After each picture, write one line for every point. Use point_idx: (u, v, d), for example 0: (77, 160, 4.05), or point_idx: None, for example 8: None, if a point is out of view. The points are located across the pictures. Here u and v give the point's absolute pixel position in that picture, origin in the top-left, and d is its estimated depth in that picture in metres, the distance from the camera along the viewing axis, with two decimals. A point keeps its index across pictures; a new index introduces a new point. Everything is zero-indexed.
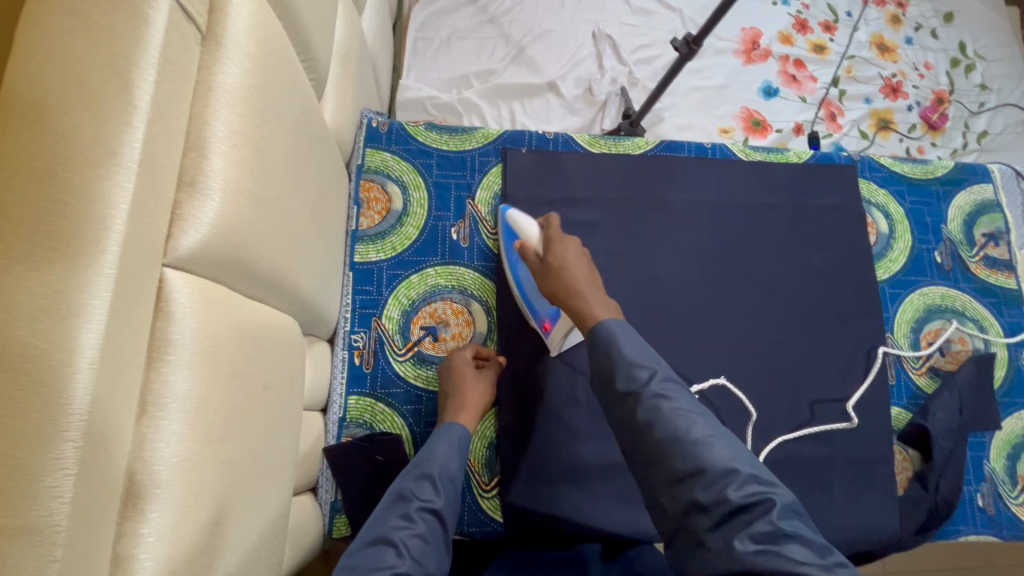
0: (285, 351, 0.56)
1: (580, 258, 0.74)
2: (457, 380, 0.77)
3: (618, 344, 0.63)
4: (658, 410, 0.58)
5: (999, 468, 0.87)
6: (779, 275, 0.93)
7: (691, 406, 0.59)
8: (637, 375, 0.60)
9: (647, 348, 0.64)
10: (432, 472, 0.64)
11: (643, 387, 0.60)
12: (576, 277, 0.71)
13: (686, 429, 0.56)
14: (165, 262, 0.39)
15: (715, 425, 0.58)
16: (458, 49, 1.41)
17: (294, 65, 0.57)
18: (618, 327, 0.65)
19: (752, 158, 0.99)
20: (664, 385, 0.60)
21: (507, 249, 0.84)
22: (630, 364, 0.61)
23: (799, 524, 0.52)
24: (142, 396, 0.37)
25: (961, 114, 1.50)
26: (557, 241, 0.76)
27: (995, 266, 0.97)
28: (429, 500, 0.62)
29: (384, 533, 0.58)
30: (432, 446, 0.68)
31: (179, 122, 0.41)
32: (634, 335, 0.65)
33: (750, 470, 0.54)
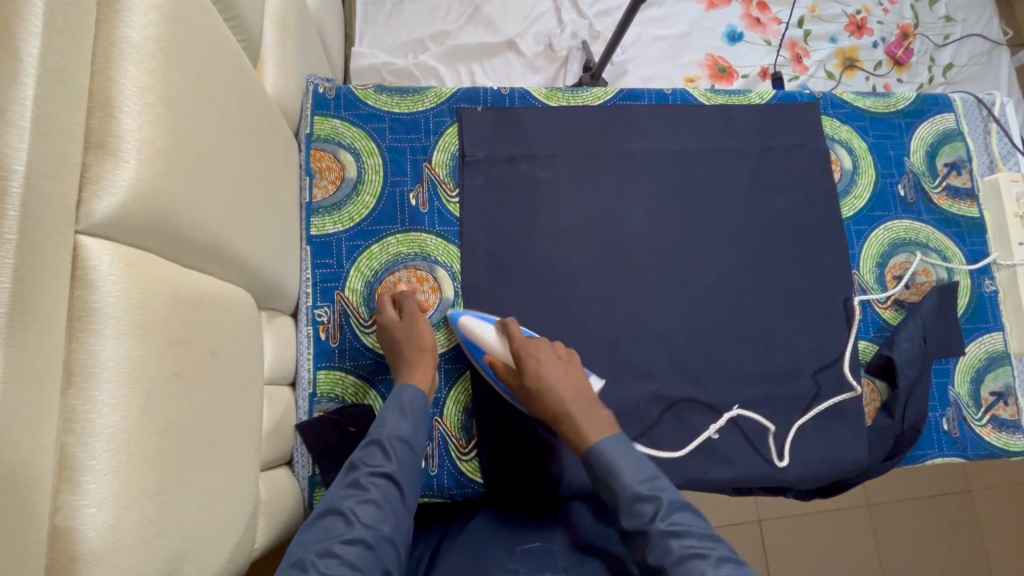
0: (233, 321, 0.54)
1: (557, 367, 0.73)
2: (388, 338, 0.76)
3: (617, 471, 0.65)
4: (668, 551, 0.59)
5: (963, 392, 0.89)
6: (744, 218, 0.92)
7: (704, 542, 0.60)
8: (642, 511, 0.62)
9: (650, 473, 0.66)
10: (381, 437, 0.64)
11: (649, 523, 0.62)
12: (561, 395, 0.71)
13: (699, 572, 0.57)
14: (79, 229, 0.38)
15: (731, 564, 0.58)
16: (411, 11, 1.35)
17: (216, 24, 0.54)
18: (614, 448, 0.67)
19: (714, 102, 0.97)
20: (672, 520, 0.61)
21: (479, 364, 0.79)
22: (633, 497, 0.63)
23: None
24: (66, 367, 0.35)
25: (927, 48, 1.48)
26: (528, 352, 0.74)
27: (957, 196, 0.97)
28: (379, 465, 0.62)
29: (334, 503, 0.59)
30: (384, 410, 0.67)
31: (78, 81, 0.38)
32: (633, 455, 0.67)
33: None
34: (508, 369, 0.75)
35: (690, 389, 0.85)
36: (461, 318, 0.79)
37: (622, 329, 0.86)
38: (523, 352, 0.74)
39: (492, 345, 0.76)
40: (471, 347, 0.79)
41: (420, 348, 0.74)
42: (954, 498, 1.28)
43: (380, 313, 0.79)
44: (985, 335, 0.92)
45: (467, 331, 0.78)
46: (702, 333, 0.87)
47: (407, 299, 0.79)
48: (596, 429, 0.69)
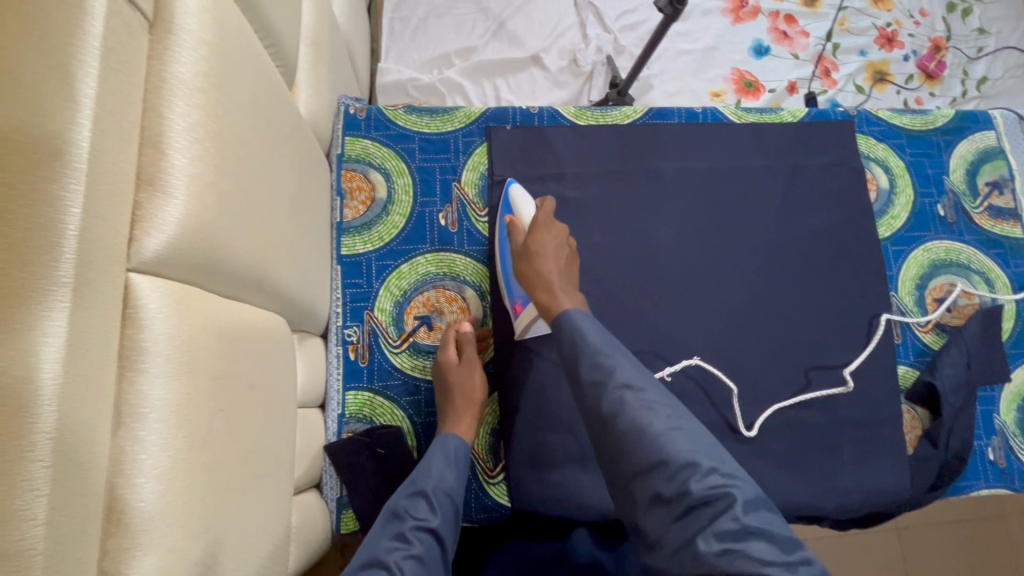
0: (270, 348, 0.54)
1: (561, 249, 0.75)
2: (443, 379, 0.76)
3: (582, 332, 0.65)
4: (621, 401, 0.58)
5: (1009, 420, 0.86)
6: (778, 239, 0.90)
7: (658, 398, 0.59)
8: (601, 366, 0.61)
9: (612, 340, 0.65)
10: (427, 488, 0.64)
11: (606, 378, 0.60)
12: (547, 269, 0.72)
13: (649, 422, 0.56)
14: (130, 267, 0.37)
15: (680, 418, 0.58)
16: (436, 27, 1.36)
17: (257, 54, 0.55)
18: (581, 318, 0.67)
19: (745, 119, 0.96)
20: (629, 376, 0.60)
21: (500, 224, 0.83)
22: (593, 354, 0.63)
23: (767, 518, 0.50)
24: (116, 408, 0.35)
25: (959, 61, 1.45)
26: (544, 224, 0.76)
27: (1000, 216, 0.94)
28: (425, 518, 0.61)
29: (378, 555, 0.57)
30: (429, 460, 0.67)
31: (131, 118, 0.38)
32: (600, 328, 0.66)
33: (712, 462, 0.54)
34: (521, 231, 0.77)
35: (724, 414, 0.83)
36: (513, 185, 0.84)
37: (652, 351, 0.85)
38: (541, 218, 0.76)
39: (522, 213, 0.80)
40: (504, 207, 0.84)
41: (467, 402, 0.74)
42: (987, 522, 1.23)
43: (443, 347, 0.79)
44: None
45: (512, 199, 0.83)
46: (734, 356, 0.85)
47: (472, 343, 0.79)
48: (569, 304, 0.69)
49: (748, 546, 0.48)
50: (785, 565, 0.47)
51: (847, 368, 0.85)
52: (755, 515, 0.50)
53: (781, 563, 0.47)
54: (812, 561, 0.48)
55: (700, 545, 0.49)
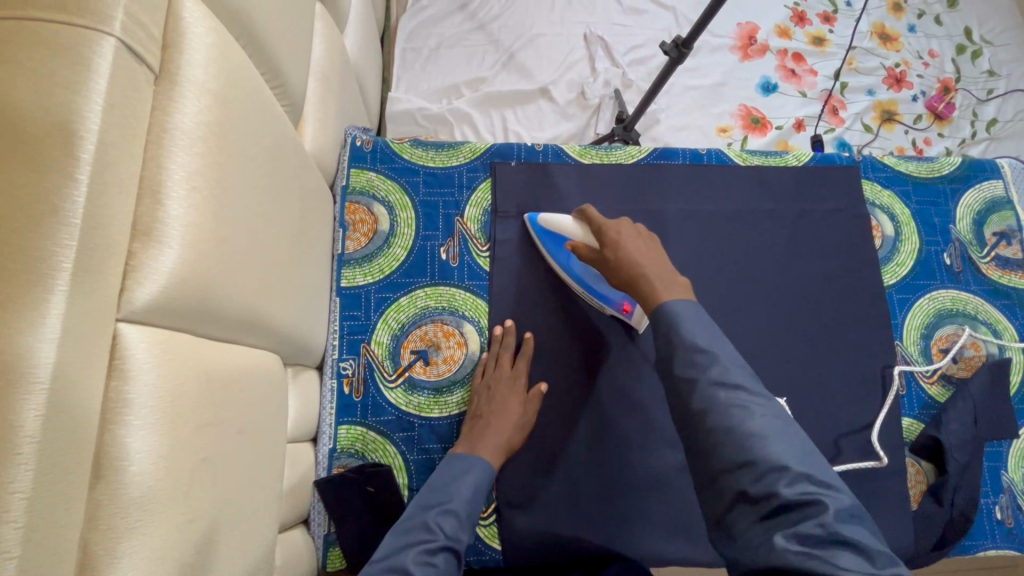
0: (261, 388, 0.54)
1: (641, 241, 0.74)
2: (495, 410, 0.76)
3: (680, 326, 0.63)
4: (714, 397, 0.57)
5: (1018, 478, 0.83)
6: (780, 284, 0.89)
7: (755, 398, 0.58)
8: (698, 361, 0.60)
9: (714, 332, 0.63)
10: (459, 509, 0.67)
11: (702, 373, 0.59)
12: (635, 264, 0.70)
13: (742, 420, 0.55)
14: (119, 317, 0.37)
15: (775, 419, 0.57)
16: (448, 58, 1.39)
17: (263, 97, 0.56)
18: (684, 308, 0.64)
19: (750, 163, 0.95)
20: (728, 373, 0.59)
21: (556, 248, 0.84)
22: (691, 348, 0.61)
23: (858, 530, 0.50)
24: (96, 462, 0.35)
25: (969, 103, 1.45)
26: (608, 226, 0.75)
27: (1008, 266, 0.92)
28: (452, 538, 0.65)
29: (402, 562, 0.60)
30: (464, 479, 0.71)
31: (132, 168, 0.39)
32: (701, 317, 0.64)
33: (802, 467, 0.53)
34: (587, 246, 0.77)
35: None
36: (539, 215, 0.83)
37: (651, 395, 0.83)
38: (605, 223, 0.75)
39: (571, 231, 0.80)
40: (546, 239, 0.85)
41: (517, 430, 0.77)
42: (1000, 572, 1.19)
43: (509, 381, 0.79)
44: None
45: (545, 221, 0.82)
46: None
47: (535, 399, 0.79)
48: (671, 294, 0.67)
49: (832, 553, 0.48)
50: None
51: (870, 433, 0.83)
52: (844, 525, 0.49)
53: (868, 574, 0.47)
54: None
55: (779, 543, 0.49)
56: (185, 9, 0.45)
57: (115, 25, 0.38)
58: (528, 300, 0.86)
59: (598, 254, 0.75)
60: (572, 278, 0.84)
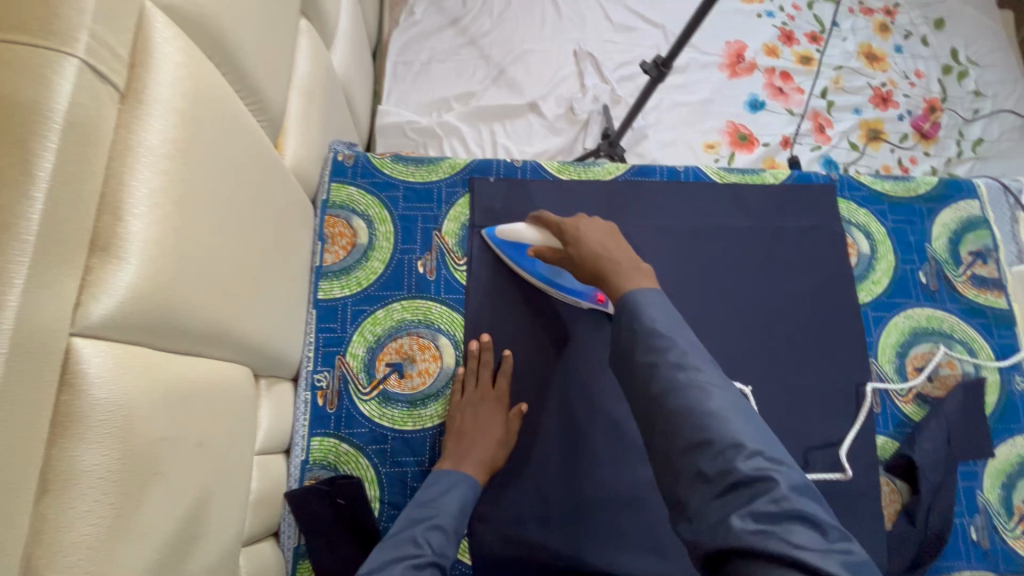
0: (223, 400, 0.54)
1: (603, 234, 0.75)
2: (470, 425, 0.77)
3: (643, 313, 0.63)
4: (674, 379, 0.58)
5: (993, 498, 0.83)
6: (757, 301, 0.90)
7: (712, 378, 0.58)
8: (657, 346, 0.60)
9: (673, 318, 0.63)
10: (445, 524, 0.68)
11: (662, 356, 0.60)
12: (597, 256, 0.72)
13: (700, 400, 0.56)
14: (74, 332, 0.38)
15: (732, 399, 0.57)
16: (438, 72, 1.41)
17: (236, 113, 0.57)
18: (645, 296, 0.65)
19: (727, 180, 0.96)
20: (686, 356, 0.59)
21: (518, 254, 0.86)
22: (650, 334, 0.61)
23: (810, 504, 0.51)
24: (43, 475, 0.35)
25: (955, 122, 1.46)
26: (567, 223, 0.77)
27: (984, 286, 0.93)
28: (438, 552, 0.66)
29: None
30: (449, 494, 0.72)
31: (93, 185, 0.40)
32: (663, 305, 0.65)
33: (758, 445, 0.53)
34: (550, 248, 0.79)
35: None
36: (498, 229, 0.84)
37: (626, 411, 0.83)
38: (563, 222, 0.77)
39: (529, 238, 0.81)
40: (507, 247, 0.86)
41: (494, 443, 0.77)
42: None
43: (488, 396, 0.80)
44: (1016, 437, 0.86)
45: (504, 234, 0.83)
46: None
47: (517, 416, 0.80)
48: (638, 283, 0.67)
49: (785, 528, 0.48)
50: (822, 551, 0.47)
51: (840, 449, 0.83)
52: (798, 499, 0.50)
53: (818, 549, 0.48)
54: (851, 552, 0.49)
55: (735, 521, 0.49)
56: (155, 31, 0.46)
57: (80, 46, 0.39)
58: (506, 314, 0.86)
59: (562, 252, 0.77)
60: (539, 279, 0.86)
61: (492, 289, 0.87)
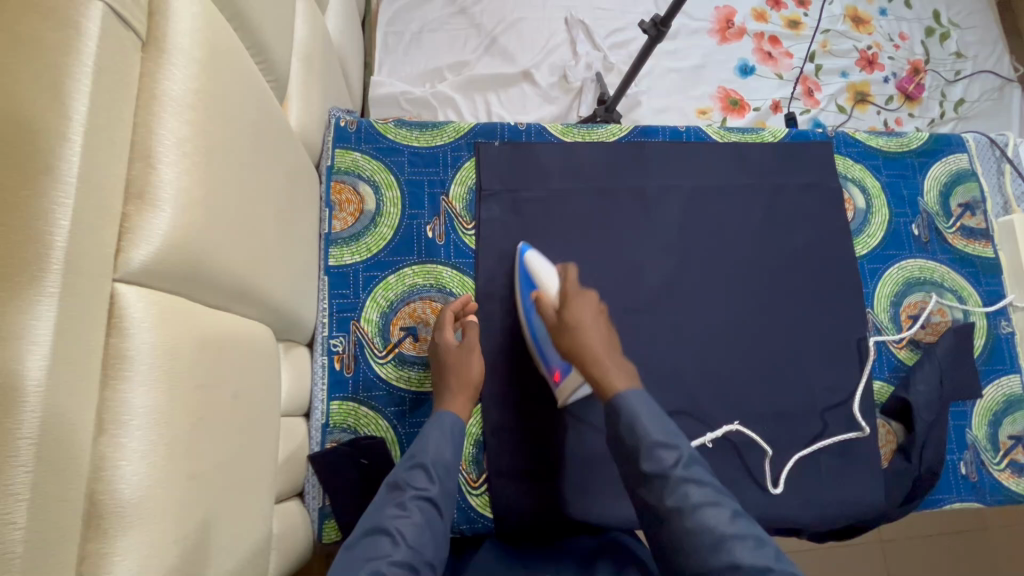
0: (253, 357, 0.55)
1: (598, 321, 0.75)
2: (443, 364, 0.77)
3: (640, 420, 0.65)
4: (685, 497, 0.60)
5: (982, 435, 0.88)
6: (758, 256, 0.92)
7: (718, 493, 0.60)
8: (662, 458, 0.62)
9: (669, 424, 0.65)
10: (425, 461, 0.67)
11: (669, 469, 0.61)
12: (589, 342, 0.72)
13: (716, 522, 0.58)
14: (116, 278, 0.38)
15: (742, 517, 0.59)
16: (430, 42, 1.39)
17: (248, 69, 0.56)
18: (638, 399, 0.66)
19: (727, 139, 0.98)
20: (690, 469, 0.62)
21: (524, 297, 0.83)
22: (654, 445, 0.63)
23: None
24: (98, 415, 0.36)
25: (937, 83, 1.50)
26: (573, 297, 0.76)
27: (972, 236, 0.97)
28: (423, 488, 0.65)
29: (380, 522, 0.61)
30: (426, 433, 0.70)
31: (122, 132, 0.40)
32: (654, 408, 0.66)
33: (780, 567, 0.55)
34: (552, 306, 0.77)
35: (706, 428, 0.84)
36: (528, 251, 0.83)
37: (636, 364, 0.86)
38: (569, 293, 0.77)
39: (545, 284, 0.80)
40: (523, 280, 0.83)
41: (465, 382, 0.75)
42: (969, 535, 1.23)
43: (439, 328, 0.80)
44: (1002, 377, 0.91)
45: (528, 265, 0.82)
46: (714, 371, 0.87)
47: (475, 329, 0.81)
48: (622, 380, 0.69)
49: None
50: None
51: (852, 407, 0.87)
52: None
53: None
54: None
55: None
56: None
57: None
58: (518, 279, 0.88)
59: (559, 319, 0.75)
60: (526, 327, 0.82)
61: (504, 252, 0.88)
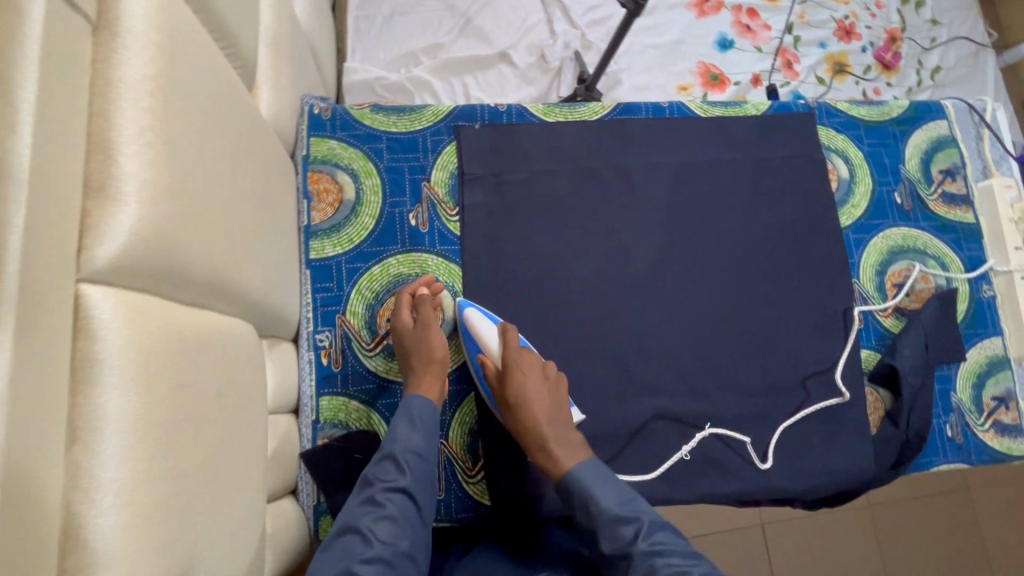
0: (235, 355, 0.53)
1: (542, 390, 0.74)
2: (404, 348, 0.76)
3: (594, 496, 0.68)
4: (652, 568, 0.61)
5: (966, 398, 0.90)
6: (744, 231, 0.92)
7: (686, 558, 0.62)
8: (622, 533, 0.65)
9: (626, 495, 0.68)
10: (394, 452, 0.67)
11: (631, 545, 0.64)
12: (535, 421, 0.72)
13: None
14: (80, 278, 0.37)
15: None
16: (403, 25, 1.35)
17: (211, 53, 0.53)
18: (590, 474, 0.70)
19: (710, 114, 0.97)
20: (652, 539, 0.64)
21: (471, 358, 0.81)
22: (612, 520, 0.66)
23: None
24: (71, 422, 0.35)
25: (914, 51, 1.50)
26: (517, 367, 0.75)
27: (953, 202, 0.98)
28: (393, 480, 0.66)
29: (352, 520, 0.63)
30: (394, 425, 0.70)
31: (77, 124, 0.38)
32: (607, 480, 0.70)
33: None
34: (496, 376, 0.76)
35: (699, 404, 0.85)
36: (466, 310, 0.80)
37: (627, 344, 0.86)
38: (510, 365, 0.75)
39: (488, 347, 0.78)
40: (468, 342, 0.80)
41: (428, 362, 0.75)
42: (952, 495, 1.26)
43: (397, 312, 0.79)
44: (984, 340, 0.92)
45: (469, 326, 0.79)
46: (705, 348, 0.87)
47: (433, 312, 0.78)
48: (570, 458, 0.71)
49: None
50: None
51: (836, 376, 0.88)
52: None
53: None
54: None
55: None
56: None
57: None
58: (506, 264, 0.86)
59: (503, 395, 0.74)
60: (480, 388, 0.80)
61: (489, 238, 0.87)
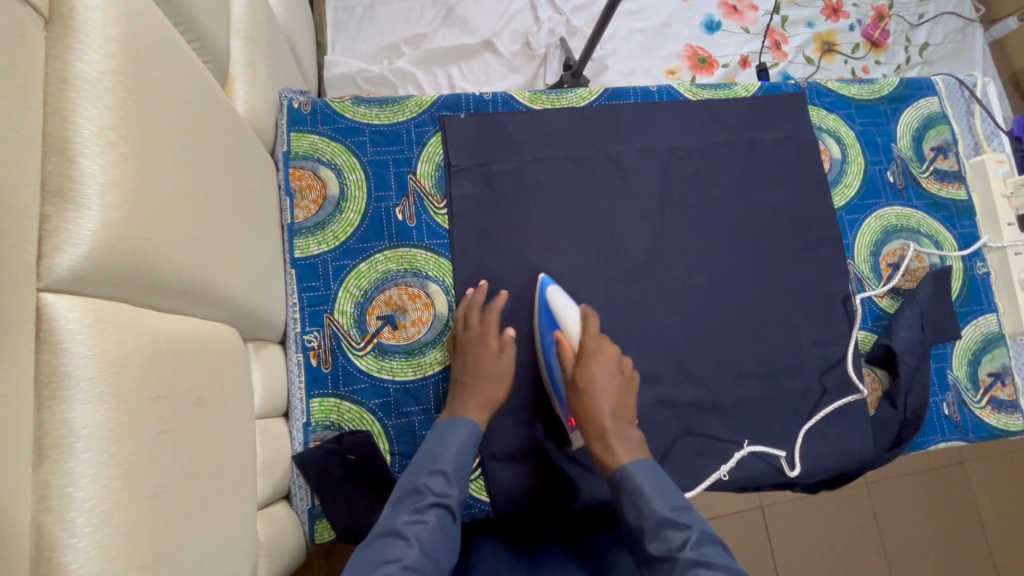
0: (217, 361, 0.51)
1: (612, 381, 0.74)
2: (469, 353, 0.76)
3: (644, 496, 0.65)
4: None
5: (962, 375, 0.90)
6: (737, 215, 0.91)
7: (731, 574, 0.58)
8: (669, 539, 0.62)
9: (679, 501, 0.65)
10: (446, 467, 0.66)
11: (677, 552, 0.60)
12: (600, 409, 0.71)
13: None
14: (41, 287, 0.35)
15: None
16: (384, 15, 1.32)
17: (178, 47, 0.51)
18: (644, 474, 0.67)
19: (699, 97, 0.95)
20: (700, 551, 0.60)
21: (543, 336, 0.80)
22: (661, 524, 0.63)
23: None
24: (38, 440, 0.33)
25: (902, 28, 1.48)
26: (594, 353, 0.74)
27: (945, 179, 0.97)
28: (442, 493, 0.64)
29: (395, 525, 0.60)
30: (448, 437, 0.69)
31: (31, 124, 0.35)
32: (663, 483, 0.67)
33: None
34: (570, 356, 0.75)
35: (696, 392, 0.84)
36: (550, 287, 0.80)
37: (622, 334, 0.84)
38: (589, 347, 0.75)
39: (566, 328, 0.77)
40: (545, 318, 0.80)
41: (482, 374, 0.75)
42: (948, 471, 1.27)
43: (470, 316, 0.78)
44: (979, 317, 0.92)
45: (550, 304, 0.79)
46: (700, 335, 0.86)
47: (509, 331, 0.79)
48: (628, 452, 0.69)
49: None
50: None
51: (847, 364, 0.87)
52: None
53: None
54: None
55: None
56: None
57: None
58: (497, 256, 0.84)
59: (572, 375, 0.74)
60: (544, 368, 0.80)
61: (479, 231, 0.85)
